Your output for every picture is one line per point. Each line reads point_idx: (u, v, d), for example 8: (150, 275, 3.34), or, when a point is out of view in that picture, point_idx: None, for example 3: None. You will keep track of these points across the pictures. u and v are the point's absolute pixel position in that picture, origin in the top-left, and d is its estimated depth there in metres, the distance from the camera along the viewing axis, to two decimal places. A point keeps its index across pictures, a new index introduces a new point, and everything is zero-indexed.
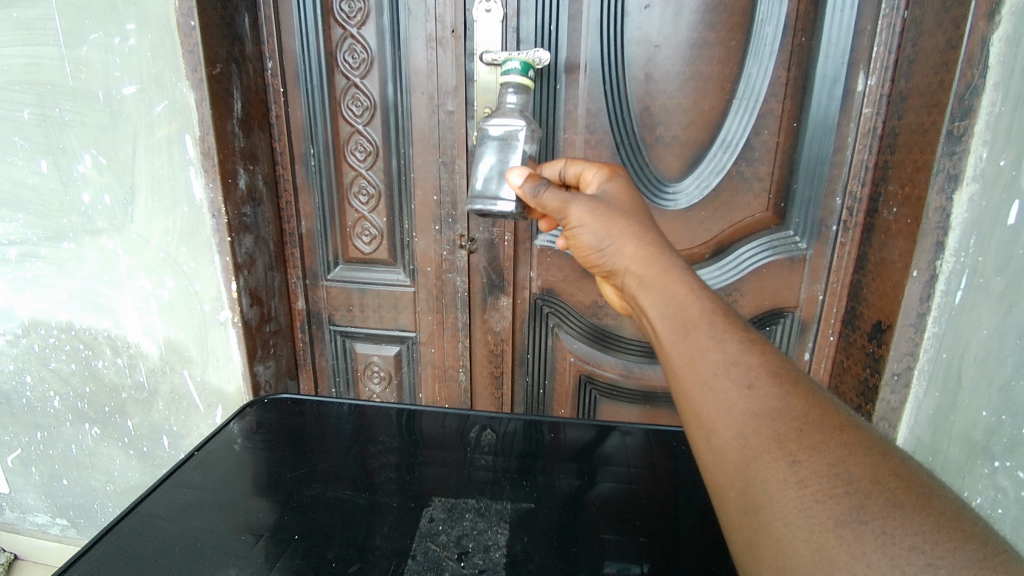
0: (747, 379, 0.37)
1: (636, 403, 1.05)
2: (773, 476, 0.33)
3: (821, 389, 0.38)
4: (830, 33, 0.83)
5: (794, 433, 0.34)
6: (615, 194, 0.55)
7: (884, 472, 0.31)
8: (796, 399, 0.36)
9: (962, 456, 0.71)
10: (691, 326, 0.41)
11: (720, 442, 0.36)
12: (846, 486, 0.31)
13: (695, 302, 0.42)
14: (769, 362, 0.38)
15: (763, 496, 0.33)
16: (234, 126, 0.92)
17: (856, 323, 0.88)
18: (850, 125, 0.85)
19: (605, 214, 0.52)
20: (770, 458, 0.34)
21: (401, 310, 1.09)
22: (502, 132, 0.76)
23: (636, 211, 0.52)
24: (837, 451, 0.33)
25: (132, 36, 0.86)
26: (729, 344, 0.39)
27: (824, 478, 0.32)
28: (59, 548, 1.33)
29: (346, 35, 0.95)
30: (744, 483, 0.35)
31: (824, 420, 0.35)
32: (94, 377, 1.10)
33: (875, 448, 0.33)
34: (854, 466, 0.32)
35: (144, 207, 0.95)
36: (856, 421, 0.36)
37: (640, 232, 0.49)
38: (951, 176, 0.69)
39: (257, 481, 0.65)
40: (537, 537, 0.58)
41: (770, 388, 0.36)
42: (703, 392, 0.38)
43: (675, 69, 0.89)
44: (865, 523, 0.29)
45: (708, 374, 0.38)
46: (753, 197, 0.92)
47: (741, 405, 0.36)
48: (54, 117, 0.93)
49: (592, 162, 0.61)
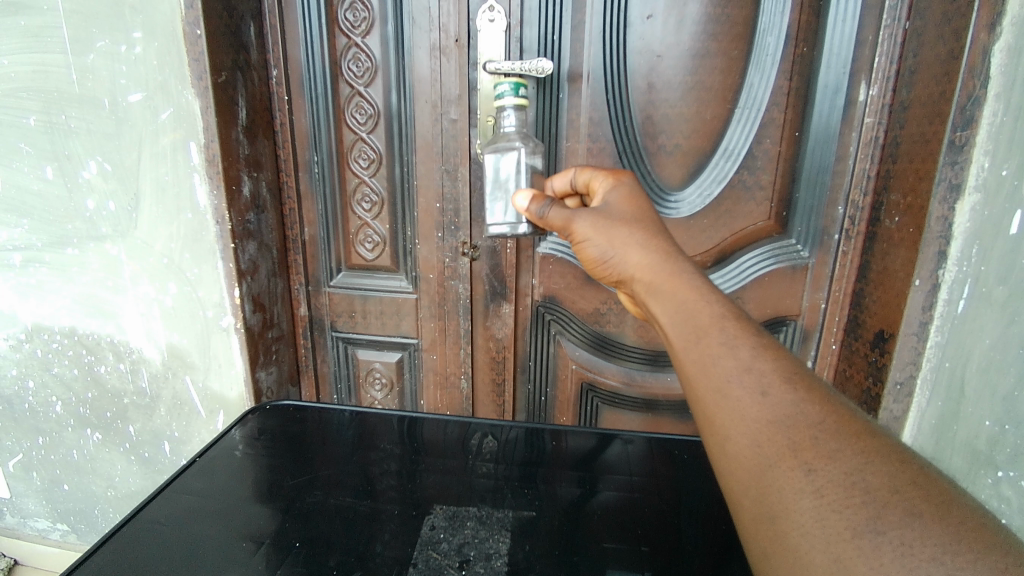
0: (760, 386, 0.37)
1: (638, 411, 1.05)
2: (789, 485, 0.34)
3: (838, 395, 0.37)
4: (831, 44, 0.83)
5: (809, 442, 0.34)
6: (619, 201, 0.55)
7: (902, 480, 0.31)
8: (811, 406, 0.36)
9: (965, 466, 0.71)
10: (701, 332, 0.41)
11: (736, 451, 0.37)
12: (862, 495, 0.31)
13: (706, 309, 0.42)
14: (782, 368, 0.38)
15: (780, 505, 0.34)
16: (239, 133, 0.92)
17: (859, 332, 0.88)
18: (852, 135, 0.85)
19: (608, 224, 0.52)
20: (786, 467, 0.34)
21: (403, 317, 1.09)
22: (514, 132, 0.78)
23: (642, 217, 0.52)
24: (853, 459, 0.33)
25: (139, 44, 0.87)
26: (741, 350, 0.39)
27: (840, 487, 0.32)
28: (59, 554, 1.32)
29: (351, 43, 0.96)
30: (761, 492, 0.35)
31: (839, 428, 0.34)
32: (96, 383, 1.10)
33: (893, 456, 0.33)
34: (871, 475, 0.32)
35: (148, 213, 0.96)
36: (874, 428, 0.35)
37: (643, 238, 0.50)
38: (953, 186, 0.70)
39: (259, 489, 0.65)
40: (539, 546, 0.58)
41: (784, 395, 0.36)
42: (717, 400, 0.38)
43: (678, 79, 0.89)
44: (883, 534, 0.29)
45: (721, 381, 0.38)
46: (755, 205, 0.92)
47: (755, 413, 0.36)
48: (61, 124, 0.94)
49: (599, 168, 0.61)
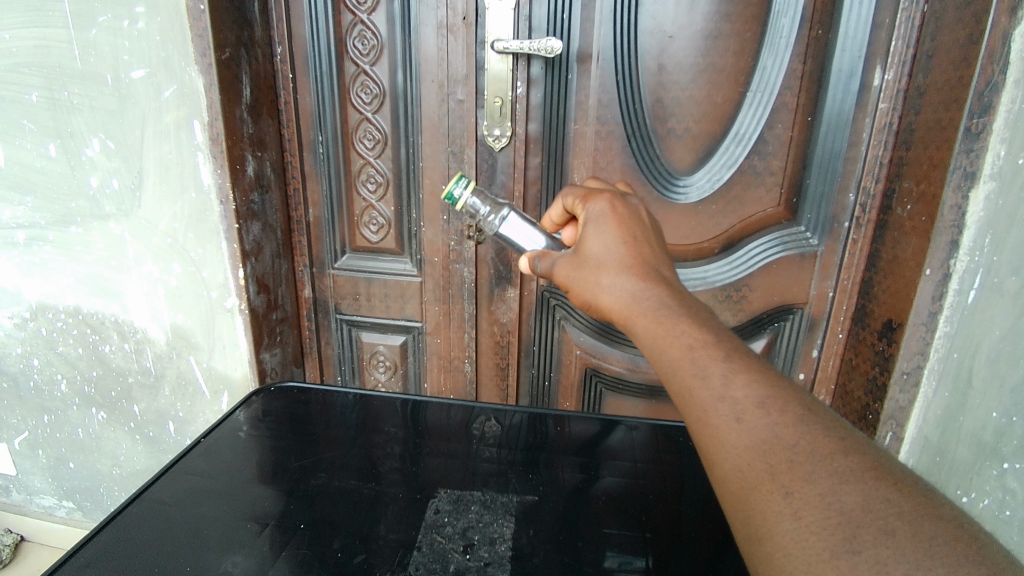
0: (735, 413, 0.38)
1: (641, 397, 1.05)
2: (769, 508, 0.35)
3: (815, 408, 0.38)
4: (848, 26, 0.81)
5: (785, 464, 0.35)
6: (591, 231, 0.53)
7: (876, 498, 0.32)
8: (786, 427, 0.37)
9: (970, 457, 0.71)
10: (674, 366, 0.42)
11: (721, 474, 0.38)
12: (838, 516, 0.32)
13: (673, 341, 0.43)
14: (755, 394, 0.39)
15: (763, 528, 0.35)
16: (243, 112, 0.91)
17: (867, 321, 0.87)
18: (866, 120, 0.84)
19: (579, 270, 0.52)
20: (765, 491, 0.36)
21: (408, 300, 1.08)
22: (488, 206, 0.72)
23: (609, 248, 0.51)
24: (828, 480, 0.34)
25: (142, 19, 0.85)
26: (712, 377, 0.40)
27: (816, 508, 0.33)
28: (65, 530, 1.34)
29: (356, 21, 0.94)
30: (746, 515, 0.36)
31: (815, 447, 0.36)
32: (101, 362, 1.11)
33: (868, 473, 0.34)
34: (845, 495, 0.33)
35: (152, 192, 0.95)
36: (852, 442, 0.36)
37: (611, 285, 0.49)
38: (968, 174, 0.68)
39: (263, 469, 0.65)
40: (541, 531, 0.58)
41: (759, 420, 0.38)
42: (701, 428, 0.39)
43: (689, 60, 0.87)
44: (858, 554, 0.31)
45: (699, 412, 0.39)
46: (765, 191, 0.90)
47: (734, 440, 0.38)
48: (63, 100, 0.92)
49: (573, 190, 0.60)
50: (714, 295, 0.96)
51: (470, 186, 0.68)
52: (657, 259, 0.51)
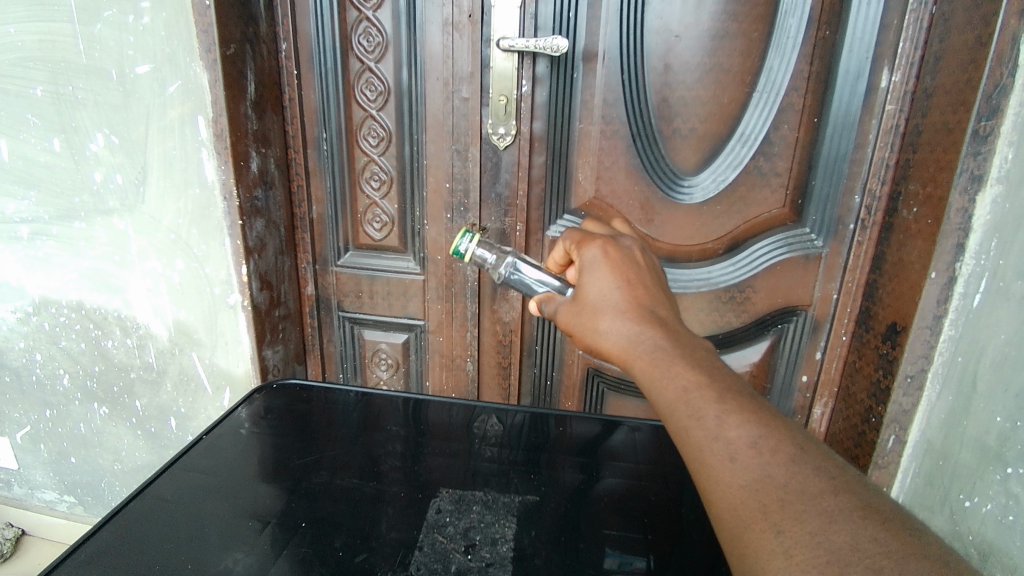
0: (729, 452, 0.40)
1: (641, 398, 1.05)
2: (762, 546, 0.37)
3: (807, 448, 0.40)
4: (855, 27, 0.80)
5: (777, 504, 0.38)
6: (587, 277, 0.55)
7: (864, 538, 0.34)
8: (779, 467, 0.39)
9: (974, 462, 0.68)
10: (672, 407, 0.44)
11: (718, 511, 0.40)
12: (828, 555, 0.34)
13: (670, 382, 0.45)
14: (748, 433, 0.41)
15: (757, 567, 0.37)
16: (248, 108, 0.91)
17: (871, 324, 0.87)
18: (873, 122, 0.83)
19: (579, 316, 0.53)
20: (758, 529, 0.37)
21: (410, 298, 1.08)
22: (495, 255, 0.72)
23: (605, 293, 0.52)
24: (818, 519, 0.36)
25: (147, 14, 0.85)
26: (706, 418, 0.42)
27: (807, 547, 0.35)
28: (66, 525, 1.34)
29: (362, 18, 0.94)
30: (740, 553, 0.38)
31: (806, 488, 0.38)
32: (103, 357, 1.11)
33: (857, 513, 0.36)
34: (834, 535, 0.35)
35: (155, 187, 0.95)
36: (842, 482, 0.38)
37: (609, 330, 0.50)
38: (975, 177, 0.68)
39: (265, 467, 0.65)
40: (542, 532, 0.58)
41: (752, 460, 0.40)
42: (698, 467, 0.41)
43: (695, 60, 0.87)
44: None
45: (696, 452, 0.41)
46: (770, 192, 0.90)
47: (728, 479, 0.40)
48: (67, 95, 0.92)
49: (570, 235, 0.62)
50: (717, 296, 0.96)
51: (474, 238, 0.69)
52: (652, 299, 0.52)
